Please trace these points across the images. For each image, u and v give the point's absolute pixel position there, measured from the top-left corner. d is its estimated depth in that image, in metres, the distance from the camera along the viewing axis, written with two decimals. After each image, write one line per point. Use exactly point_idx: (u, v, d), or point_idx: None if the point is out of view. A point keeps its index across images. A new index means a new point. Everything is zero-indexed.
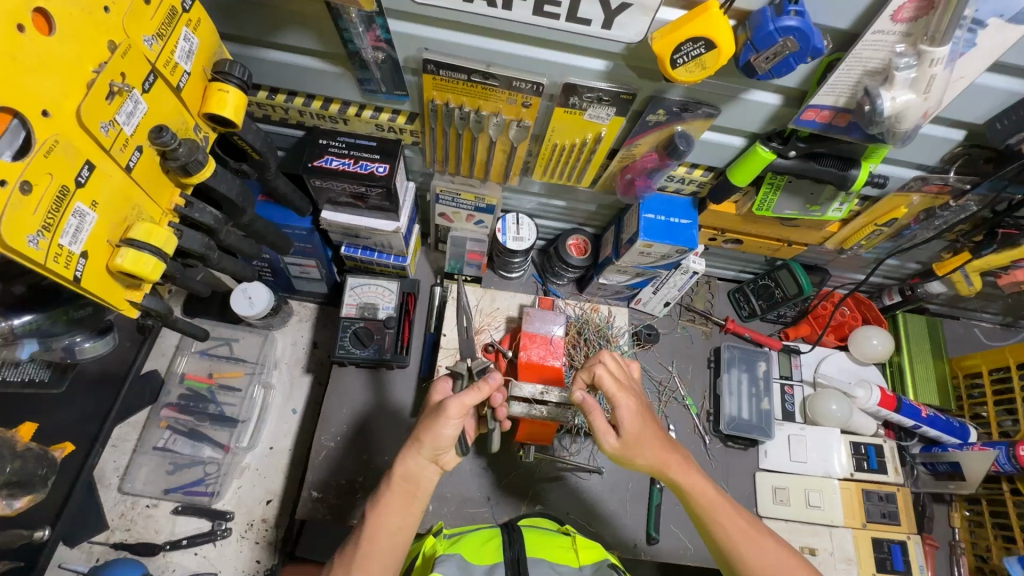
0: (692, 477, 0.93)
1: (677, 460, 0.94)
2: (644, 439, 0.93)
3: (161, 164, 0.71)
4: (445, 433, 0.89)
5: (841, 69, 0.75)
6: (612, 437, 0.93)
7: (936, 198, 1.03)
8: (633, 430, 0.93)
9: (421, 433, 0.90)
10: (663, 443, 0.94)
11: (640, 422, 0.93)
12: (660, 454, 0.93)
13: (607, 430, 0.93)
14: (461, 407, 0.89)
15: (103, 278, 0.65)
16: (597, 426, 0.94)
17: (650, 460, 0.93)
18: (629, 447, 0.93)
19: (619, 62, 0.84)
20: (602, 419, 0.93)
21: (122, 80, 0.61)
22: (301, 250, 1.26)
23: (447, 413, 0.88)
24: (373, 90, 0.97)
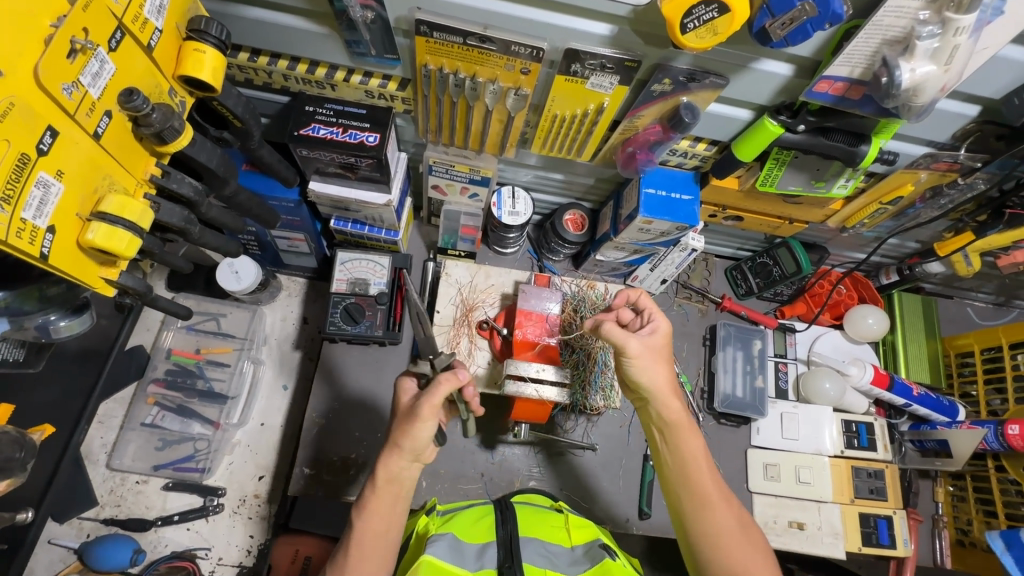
0: (688, 429, 0.95)
1: (676, 411, 0.95)
2: (659, 358, 0.95)
3: (134, 130, 0.66)
4: (423, 435, 0.87)
5: (860, 37, 0.71)
6: (633, 342, 0.92)
7: (944, 175, 1.00)
8: (659, 342, 0.95)
9: (398, 438, 0.88)
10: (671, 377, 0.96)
11: (659, 342, 0.95)
12: (664, 384, 0.94)
13: (627, 336, 0.93)
14: (434, 403, 0.86)
15: (74, 255, 0.61)
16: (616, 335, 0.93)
17: (656, 382, 0.94)
18: (643, 359, 0.93)
19: (625, 27, 0.79)
20: (620, 330, 0.93)
21: (84, 37, 0.56)
22: (288, 223, 1.21)
23: (420, 416, 0.86)
24: (362, 52, 0.91)
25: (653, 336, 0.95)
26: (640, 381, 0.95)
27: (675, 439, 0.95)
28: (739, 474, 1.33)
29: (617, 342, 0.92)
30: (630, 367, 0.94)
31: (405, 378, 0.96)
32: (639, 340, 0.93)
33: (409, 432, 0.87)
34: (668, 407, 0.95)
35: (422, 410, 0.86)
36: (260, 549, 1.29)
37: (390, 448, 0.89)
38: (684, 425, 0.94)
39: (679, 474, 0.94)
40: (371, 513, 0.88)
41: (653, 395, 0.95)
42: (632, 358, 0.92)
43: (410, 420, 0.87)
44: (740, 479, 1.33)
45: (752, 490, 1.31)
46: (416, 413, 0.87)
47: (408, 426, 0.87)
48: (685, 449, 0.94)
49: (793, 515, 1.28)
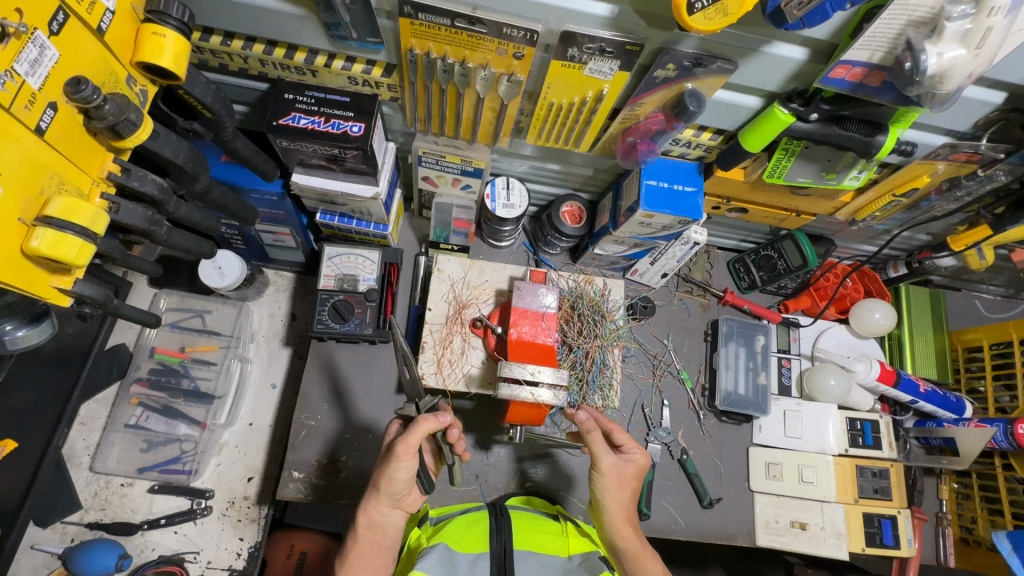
0: (645, 555, 0.95)
1: (629, 538, 0.96)
2: (626, 485, 0.97)
3: (85, 124, 0.60)
4: (399, 478, 0.87)
5: (884, 18, 0.65)
6: (607, 459, 0.95)
7: (963, 166, 0.95)
8: (631, 467, 0.98)
9: (377, 482, 0.89)
10: (631, 497, 0.98)
11: (632, 472, 0.98)
12: (624, 506, 0.97)
13: (605, 452, 0.95)
14: (411, 442, 0.86)
15: (17, 264, 0.55)
16: (596, 445, 0.95)
17: (615, 506, 0.96)
18: (610, 478, 0.96)
19: (627, 7, 0.73)
20: (603, 444, 0.96)
21: (17, 20, 0.50)
22: (271, 217, 1.15)
23: (398, 455, 0.86)
24: (343, 36, 0.84)
25: (629, 464, 0.98)
26: (602, 497, 0.96)
27: (631, 564, 0.95)
28: (741, 473, 1.30)
29: (594, 454, 0.96)
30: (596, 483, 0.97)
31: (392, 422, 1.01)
32: (615, 460, 0.96)
33: (385, 474, 0.87)
34: (623, 534, 0.96)
35: (398, 450, 0.85)
36: (250, 552, 1.26)
37: (371, 491, 0.90)
38: (643, 550, 0.95)
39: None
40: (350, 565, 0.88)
41: (611, 510, 0.96)
42: (601, 473, 0.95)
43: (389, 464, 0.87)
44: (741, 478, 1.30)
45: (754, 489, 1.28)
46: (394, 454, 0.86)
47: (385, 466, 0.87)
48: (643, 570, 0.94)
49: (795, 515, 1.25)
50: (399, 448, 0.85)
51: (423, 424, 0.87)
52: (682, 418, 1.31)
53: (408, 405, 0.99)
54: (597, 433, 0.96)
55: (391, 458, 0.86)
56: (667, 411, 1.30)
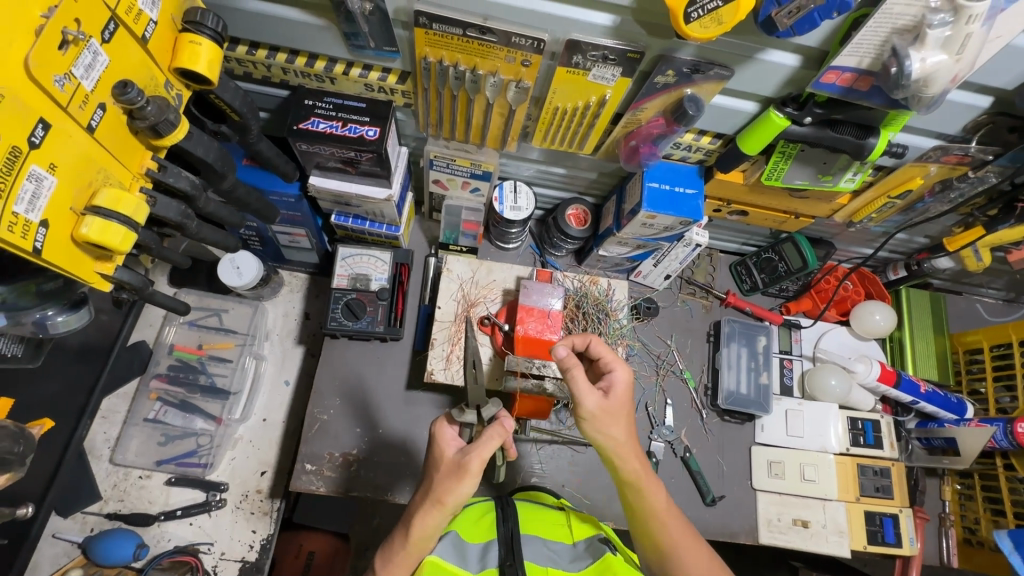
0: (649, 482, 0.91)
1: (634, 468, 0.90)
2: (618, 416, 0.89)
3: (128, 123, 0.66)
4: (465, 493, 0.83)
5: (868, 27, 0.70)
6: (591, 399, 0.87)
7: (954, 168, 0.98)
8: (617, 402, 0.89)
9: (441, 496, 0.83)
10: (628, 434, 0.90)
11: (619, 400, 0.89)
12: (624, 441, 0.89)
13: (587, 391, 0.86)
14: (482, 457, 0.84)
15: (67, 249, 0.61)
16: (578, 383, 0.87)
17: (613, 442, 0.88)
18: (598, 419, 0.87)
19: (628, 17, 0.78)
20: (585, 382, 0.87)
21: (76, 28, 0.56)
22: (288, 219, 1.20)
23: (470, 469, 0.83)
24: (361, 45, 0.90)
25: (613, 385, 0.90)
26: (603, 439, 0.89)
27: (639, 494, 0.92)
28: (744, 472, 1.32)
29: (575, 398, 0.87)
30: (590, 429, 0.89)
31: (443, 426, 0.90)
32: (599, 398, 0.87)
33: (455, 489, 0.82)
34: (627, 464, 0.90)
35: (474, 462, 0.83)
36: (263, 544, 1.29)
37: (429, 504, 0.83)
38: (648, 478, 0.91)
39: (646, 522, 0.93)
40: (394, 568, 0.85)
41: (619, 454, 0.89)
42: (586, 419, 0.88)
43: (459, 478, 0.83)
44: (744, 477, 1.31)
45: (757, 488, 1.30)
46: (465, 466, 0.83)
47: (454, 482, 0.83)
48: (653, 503, 0.92)
49: (798, 513, 1.27)
50: (471, 463, 0.83)
51: (492, 440, 0.84)
52: (685, 417, 1.34)
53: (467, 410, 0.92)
54: (577, 371, 0.87)
55: (464, 471, 0.83)
56: (671, 409, 1.33)
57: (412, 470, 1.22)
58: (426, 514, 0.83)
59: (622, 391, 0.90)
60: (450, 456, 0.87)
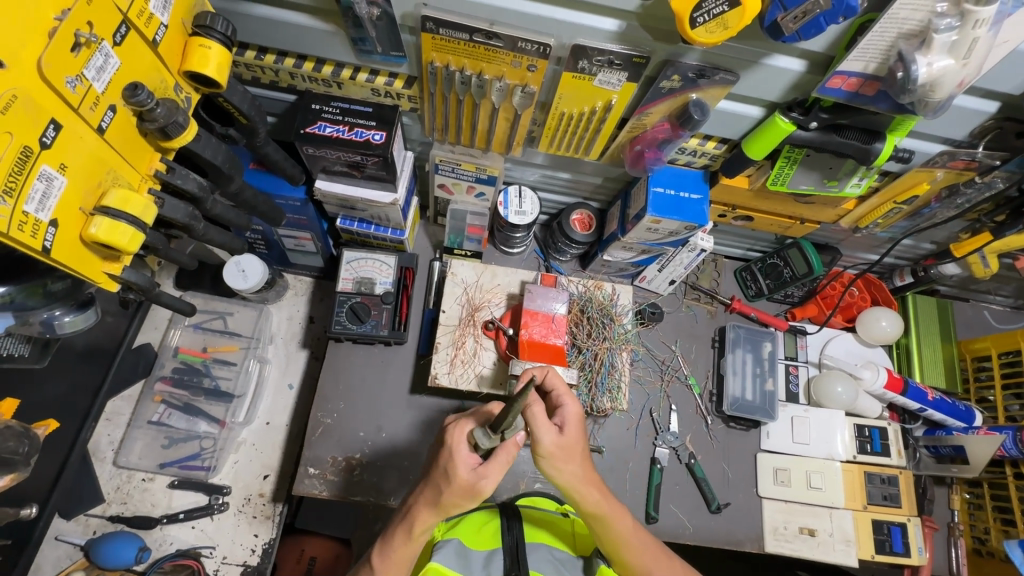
0: (612, 513, 0.88)
1: (596, 499, 0.87)
2: (575, 452, 0.84)
3: (138, 125, 0.66)
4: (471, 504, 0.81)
5: (874, 32, 0.70)
6: (547, 436, 0.81)
7: (961, 174, 0.98)
8: (572, 438, 0.83)
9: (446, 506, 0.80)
10: (585, 468, 0.85)
11: (576, 435, 0.84)
12: (581, 477, 0.85)
13: (545, 426, 0.81)
14: (495, 483, 0.79)
15: (76, 249, 0.62)
16: (536, 420, 0.81)
17: (570, 478, 0.84)
18: (554, 458, 0.83)
19: (633, 22, 0.78)
20: (540, 419, 0.81)
21: (88, 31, 0.57)
22: (294, 222, 1.21)
23: (483, 494, 0.79)
24: (369, 50, 0.90)
25: (568, 416, 0.85)
26: (561, 479, 0.85)
27: (604, 526, 0.89)
28: (749, 479, 1.31)
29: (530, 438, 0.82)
30: (547, 467, 0.84)
31: (459, 442, 0.80)
32: (554, 433, 0.82)
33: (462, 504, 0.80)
34: (588, 497, 0.86)
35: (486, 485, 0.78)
36: (265, 549, 1.28)
37: (431, 507, 0.82)
38: (609, 507, 0.88)
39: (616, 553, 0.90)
40: (391, 564, 0.85)
41: (577, 489, 0.85)
42: (544, 458, 0.83)
43: (471, 497, 0.79)
44: (749, 484, 1.30)
45: (762, 496, 1.28)
46: (479, 491, 0.78)
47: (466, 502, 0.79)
48: (618, 534, 0.89)
49: (804, 521, 1.26)
50: (485, 489, 0.78)
51: (507, 460, 0.79)
52: (690, 423, 1.33)
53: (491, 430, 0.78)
54: (532, 409, 0.82)
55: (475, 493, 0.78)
56: (675, 416, 1.32)
57: (415, 474, 1.21)
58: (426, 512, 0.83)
59: (576, 423, 0.84)
60: (469, 478, 0.78)
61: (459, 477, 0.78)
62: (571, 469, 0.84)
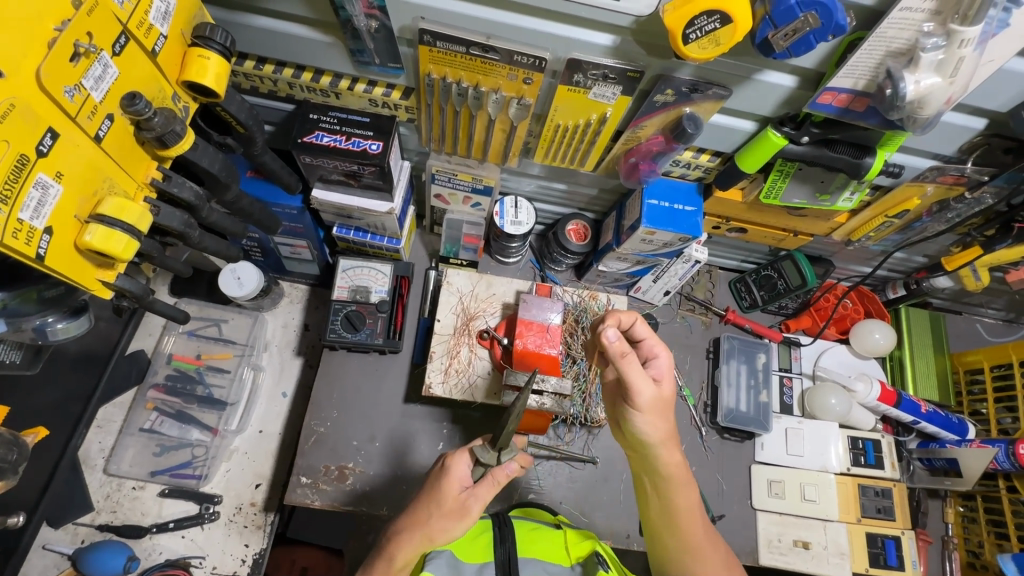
0: (680, 481, 0.91)
1: (672, 462, 0.91)
2: (665, 408, 0.89)
3: (135, 134, 0.67)
4: (456, 534, 0.83)
5: (864, 50, 0.71)
6: (647, 390, 0.85)
7: (950, 189, 0.99)
8: (667, 391, 0.90)
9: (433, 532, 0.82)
10: (670, 423, 0.90)
11: (667, 391, 0.90)
12: (664, 435, 0.89)
13: (645, 380, 0.85)
14: (484, 505, 0.84)
15: (70, 256, 0.62)
16: (632, 372, 0.84)
17: (655, 434, 0.88)
18: (650, 412, 0.87)
19: (628, 38, 0.79)
20: (642, 373, 0.85)
21: (88, 41, 0.57)
22: (290, 230, 1.21)
23: (470, 516, 0.83)
24: (366, 61, 0.91)
25: (663, 367, 0.91)
26: (647, 435, 0.88)
27: (673, 492, 0.91)
28: (743, 491, 1.30)
29: (633, 389, 0.84)
30: (639, 422, 0.87)
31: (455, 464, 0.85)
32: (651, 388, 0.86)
33: (449, 529, 0.82)
34: (668, 457, 0.90)
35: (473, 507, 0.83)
36: (255, 559, 1.27)
37: (416, 534, 0.82)
38: (681, 475, 0.91)
39: (671, 522, 0.92)
40: None
41: (660, 447, 0.89)
42: (640, 410, 0.86)
43: (459, 519, 0.82)
44: (743, 496, 1.30)
45: (757, 507, 1.28)
46: (467, 511, 0.82)
47: (452, 522, 0.82)
48: (683, 502, 0.92)
49: (798, 534, 1.25)
50: (472, 510, 0.83)
51: (493, 491, 0.84)
52: (684, 434, 1.33)
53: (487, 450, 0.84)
54: (633, 363, 0.84)
55: (463, 516, 0.82)
56: None
57: (408, 484, 1.21)
58: (410, 539, 0.83)
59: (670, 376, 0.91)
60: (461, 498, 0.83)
61: (450, 497, 0.83)
62: (660, 425, 0.88)
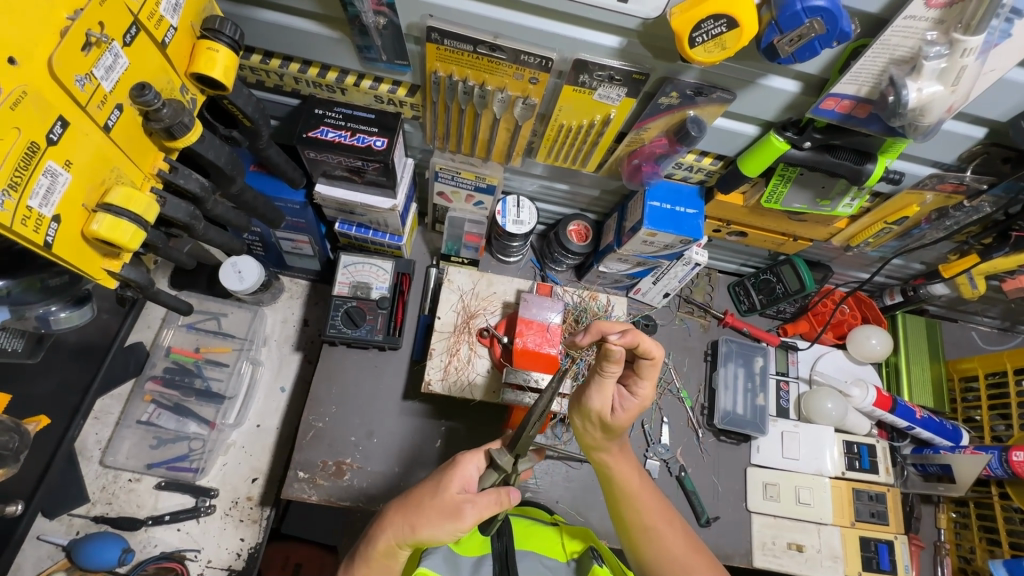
0: (624, 474, 0.96)
1: (610, 460, 0.97)
2: (609, 431, 0.93)
3: (144, 125, 0.67)
4: (440, 535, 0.80)
5: (867, 57, 0.72)
6: (599, 401, 0.90)
7: (949, 197, 1.01)
8: (617, 422, 0.92)
9: (418, 525, 0.81)
10: (609, 444, 0.95)
11: (622, 420, 0.92)
12: (601, 443, 0.95)
13: (601, 394, 0.89)
14: (479, 516, 0.81)
15: (77, 245, 0.62)
16: (598, 383, 0.89)
17: (590, 438, 0.95)
18: (591, 421, 0.93)
19: (634, 40, 0.80)
20: (599, 391, 0.89)
21: (99, 31, 0.58)
22: (292, 225, 1.21)
23: (462, 520, 0.80)
24: (373, 58, 0.92)
25: (629, 402, 0.93)
26: (589, 434, 0.95)
27: (614, 484, 0.97)
28: (738, 494, 1.31)
29: (585, 396, 0.91)
30: (581, 421, 0.95)
31: (466, 463, 0.87)
32: (608, 405, 0.90)
33: (436, 526, 0.80)
34: (602, 456, 0.97)
35: (466, 513, 0.80)
36: (250, 553, 1.27)
37: (402, 520, 0.83)
38: (620, 466, 0.96)
39: (622, 513, 0.97)
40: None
41: (597, 448, 0.96)
42: (579, 410, 0.94)
43: (450, 519, 0.80)
44: (739, 499, 1.30)
45: (752, 510, 1.28)
46: (460, 513, 0.81)
47: (441, 520, 0.81)
48: (628, 487, 0.96)
49: (793, 537, 1.26)
50: (464, 516, 0.80)
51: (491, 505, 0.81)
52: (681, 436, 1.33)
53: (502, 453, 0.84)
54: (599, 377, 0.88)
55: (455, 517, 0.80)
56: (666, 428, 1.32)
57: (405, 481, 1.21)
58: (397, 524, 0.83)
59: (630, 414, 0.92)
60: (456, 499, 0.82)
61: (449, 494, 0.84)
62: (596, 432, 0.95)
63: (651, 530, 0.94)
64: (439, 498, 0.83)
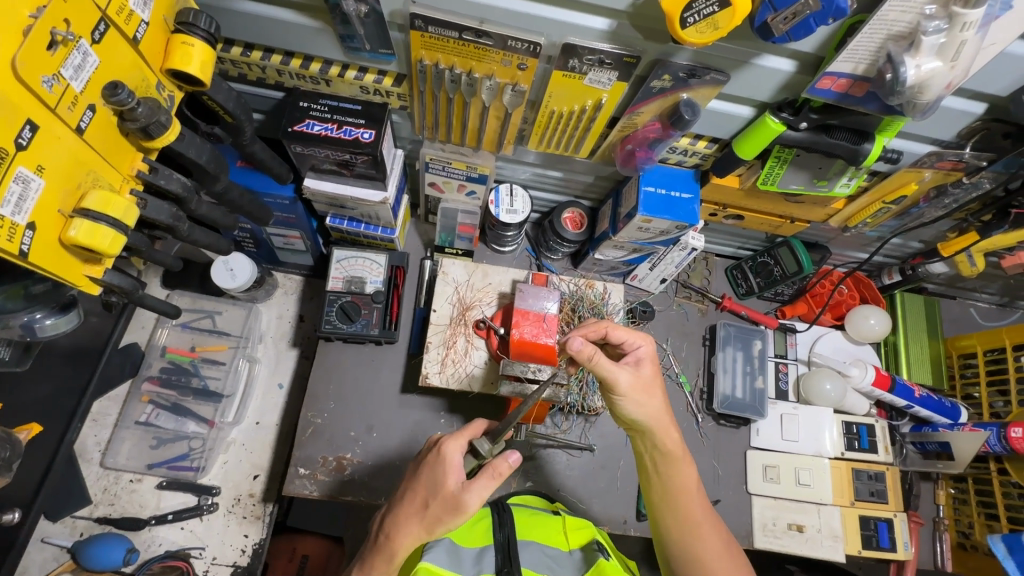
0: (679, 461, 0.92)
1: (674, 443, 0.92)
2: (653, 389, 0.92)
3: (119, 124, 0.65)
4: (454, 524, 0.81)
5: (864, 33, 0.70)
6: (623, 375, 0.89)
7: (948, 174, 0.99)
8: (648, 369, 0.93)
9: (436, 526, 0.81)
10: (664, 405, 0.92)
11: (647, 374, 0.92)
12: (659, 415, 0.91)
13: (617, 367, 0.88)
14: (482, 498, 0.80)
15: (56, 252, 0.61)
16: (606, 366, 0.88)
17: (647, 413, 0.90)
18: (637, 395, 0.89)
19: (624, 21, 0.78)
20: (610, 362, 0.88)
21: (65, 28, 0.55)
22: (283, 221, 1.19)
23: (468, 509, 0.79)
24: (356, 47, 0.89)
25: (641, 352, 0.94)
26: (636, 419, 0.91)
27: (672, 468, 0.92)
28: (738, 476, 1.32)
29: (608, 377, 0.88)
30: (623, 408, 0.90)
31: (450, 452, 0.83)
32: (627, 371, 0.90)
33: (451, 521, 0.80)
34: (669, 437, 0.91)
35: (470, 501, 0.79)
36: (255, 549, 1.28)
37: (416, 525, 0.82)
38: (677, 452, 0.92)
39: (671, 502, 0.91)
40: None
41: (654, 429, 0.91)
42: (625, 396, 0.89)
43: (456, 513, 0.80)
44: (739, 481, 1.31)
45: (752, 492, 1.30)
46: (464, 505, 0.79)
47: (452, 517, 0.80)
48: (676, 481, 0.92)
49: (793, 517, 1.27)
50: (470, 502, 0.79)
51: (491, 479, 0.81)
52: (680, 419, 1.33)
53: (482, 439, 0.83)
54: (601, 356, 0.87)
55: (459, 510, 0.79)
56: None
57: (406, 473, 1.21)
58: (409, 530, 0.82)
59: (649, 360, 0.94)
60: (453, 490, 0.81)
61: (447, 488, 0.81)
62: (655, 404, 0.90)
63: (696, 524, 0.90)
64: (436, 494, 0.81)
